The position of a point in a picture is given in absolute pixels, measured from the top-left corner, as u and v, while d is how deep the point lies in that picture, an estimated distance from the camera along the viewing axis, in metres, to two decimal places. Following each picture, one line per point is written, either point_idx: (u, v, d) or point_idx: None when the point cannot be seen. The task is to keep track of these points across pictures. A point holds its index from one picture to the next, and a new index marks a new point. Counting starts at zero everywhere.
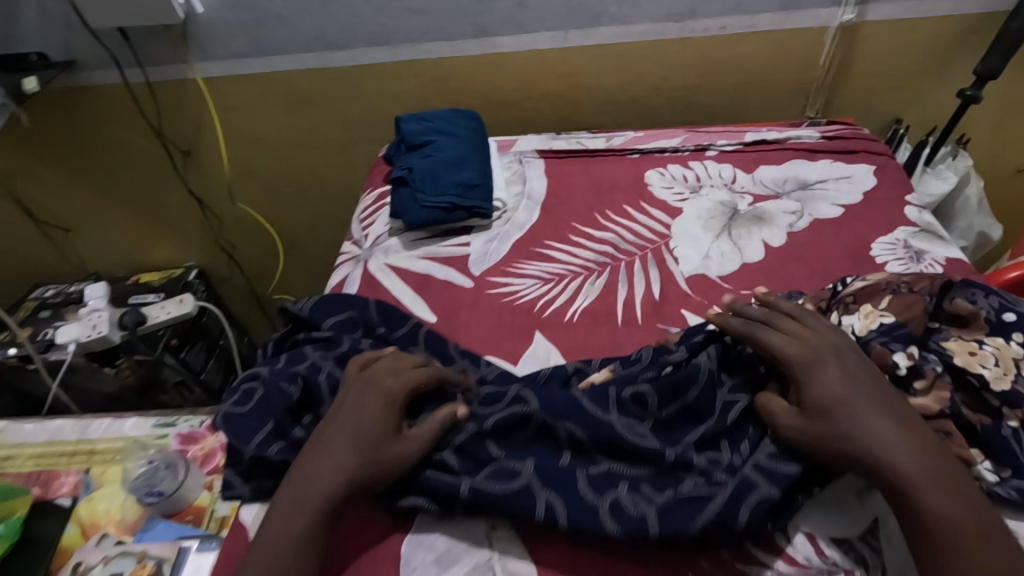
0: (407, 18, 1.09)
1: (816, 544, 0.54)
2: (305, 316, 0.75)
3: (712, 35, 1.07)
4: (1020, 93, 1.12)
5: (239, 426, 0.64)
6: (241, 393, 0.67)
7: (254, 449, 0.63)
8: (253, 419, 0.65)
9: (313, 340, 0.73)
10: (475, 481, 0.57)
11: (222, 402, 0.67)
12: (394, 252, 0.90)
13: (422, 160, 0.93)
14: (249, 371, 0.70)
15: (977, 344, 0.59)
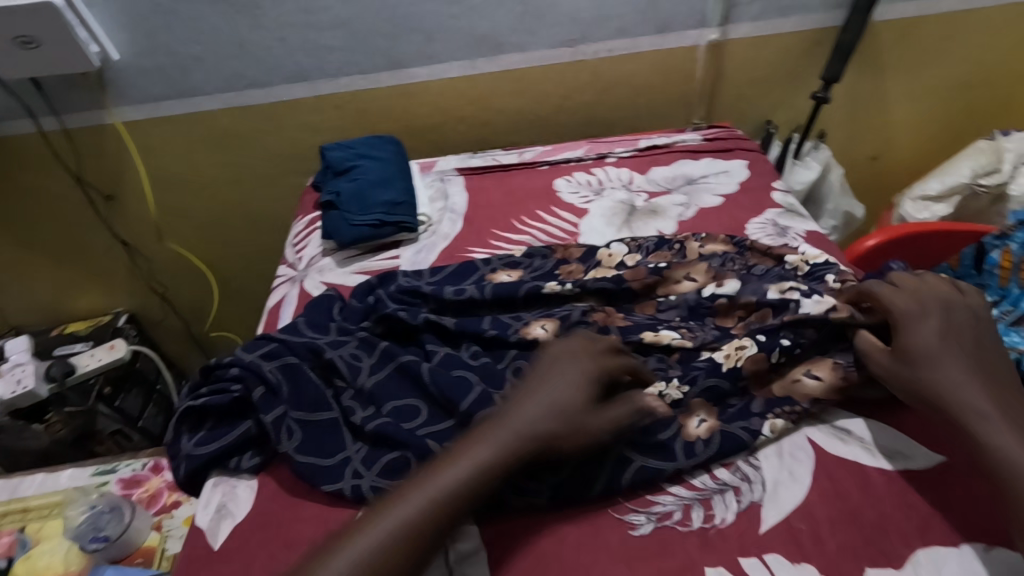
0: (323, 56, 1.16)
1: (734, 488, 0.64)
2: (217, 386, 0.70)
3: (602, 57, 1.21)
4: (861, 92, 1.33)
5: (199, 473, 0.68)
6: (179, 440, 0.70)
7: (213, 489, 0.67)
8: (224, 429, 0.69)
9: (223, 402, 0.69)
10: (372, 479, 0.65)
11: (175, 452, 0.70)
12: (329, 271, 0.96)
13: (348, 184, 1.00)
14: (182, 425, 0.70)
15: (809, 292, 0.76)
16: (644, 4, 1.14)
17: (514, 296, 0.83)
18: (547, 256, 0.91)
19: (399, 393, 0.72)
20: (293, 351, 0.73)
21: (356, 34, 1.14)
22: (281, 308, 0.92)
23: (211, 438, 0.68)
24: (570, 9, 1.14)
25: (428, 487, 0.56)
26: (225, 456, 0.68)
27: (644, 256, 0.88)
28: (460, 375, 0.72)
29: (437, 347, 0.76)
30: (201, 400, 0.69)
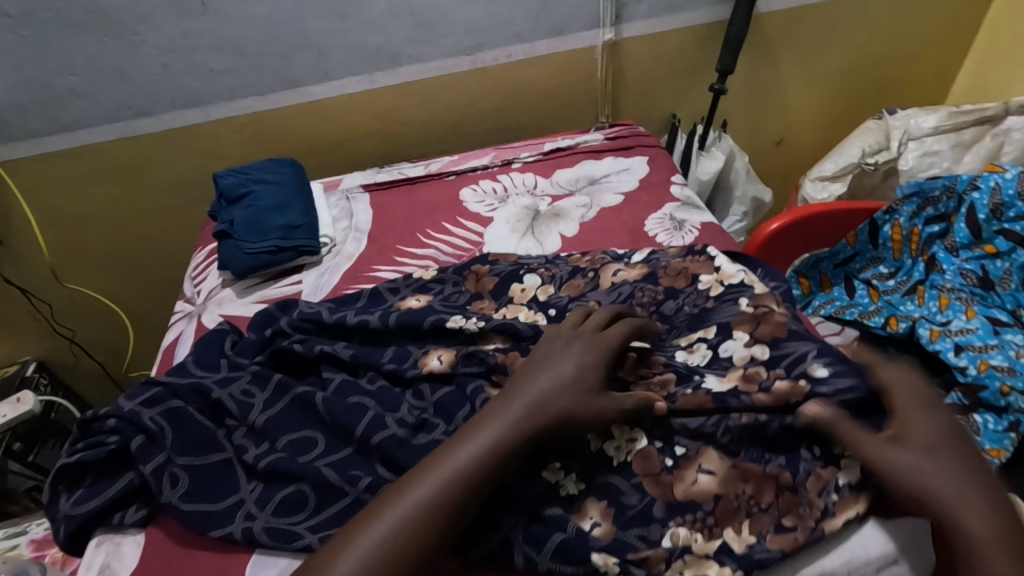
0: (212, 80, 1.12)
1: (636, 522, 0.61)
2: (91, 443, 0.66)
3: (501, 63, 1.21)
4: (757, 80, 1.37)
5: (79, 534, 0.65)
6: (55, 501, 0.66)
7: (96, 545, 0.64)
8: (101, 486, 0.65)
9: (97, 458, 0.65)
10: (265, 519, 0.63)
11: (52, 514, 0.66)
12: (228, 303, 0.93)
13: (242, 211, 0.97)
14: (56, 486, 0.66)
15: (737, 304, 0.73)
16: (536, 9, 1.15)
17: (417, 327, 0.78)
18: (458, 283, 0.88)
19: (296, 425, 0.70)
20: (175, 395, 0.70)
21: (245, 55, 1.10)
22: (177, 345, 0.88)
23: (87, 497, 0.65)
24: (462, 17, 1.13)
25: (427, 479, 0.56)
26: (106, 513, 0.64)
27: (557, 289, 0.83)
28: (356, 402, 0.70)
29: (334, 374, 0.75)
30: (75, 457, 0.65)
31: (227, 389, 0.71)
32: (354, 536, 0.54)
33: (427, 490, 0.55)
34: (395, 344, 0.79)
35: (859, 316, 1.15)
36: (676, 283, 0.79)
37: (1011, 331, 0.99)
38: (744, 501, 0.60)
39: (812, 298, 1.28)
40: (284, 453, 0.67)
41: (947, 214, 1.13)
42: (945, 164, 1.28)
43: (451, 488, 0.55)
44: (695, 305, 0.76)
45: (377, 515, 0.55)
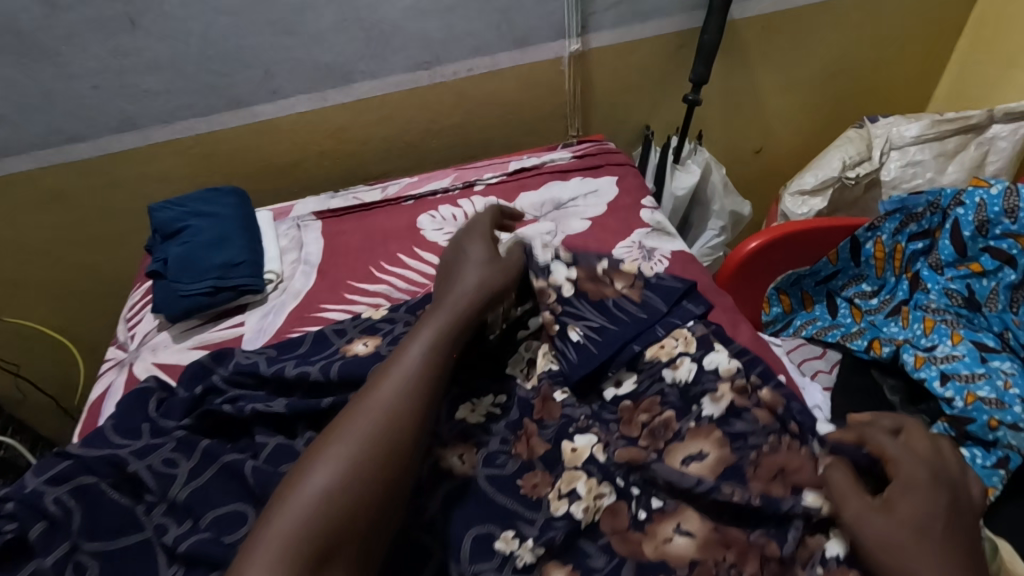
0: (149, 101, 1.04)
1: None
2: None
3: (462, 77, 1.14)
4: (733, 88, 1.31)
5: None
6: None
7: None
8: None
9: None
10: None
11: None
12: (162, 350, 0.85)
13: (177, 247, 0.89)
14: None
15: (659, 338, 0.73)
16: (496, 19, 1.08)
17: (359, 380, 0.71)
18: (409, 323, 0.81)
19: (223, 499, 0.63)
20: (87, 470, 0.63)
21: (183, 74, 1.02)
22: (104, 400, 0.80)
23: None
24: (418, 30, 1.06)
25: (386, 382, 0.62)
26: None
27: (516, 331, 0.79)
28: (289, 471, 0.64)
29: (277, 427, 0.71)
30: None
31: (148, 460, 0.65)
32: (334, 438, 0.58)
33: (394, 388, 0.61)
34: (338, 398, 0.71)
35: (841, 338, 1.10)
36: (660, 355, 0.71)
37: (998, 357, 0.94)
38: (724, 568, 0.57)
39: (793, 317, 1.22)
40: (208, 533, 0.60)
41: (931, 231, 1.08)
42: (928, 175, 1.22)
43: (410, 387, 0.62)
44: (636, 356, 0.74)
45: (350, 420, 0.59)
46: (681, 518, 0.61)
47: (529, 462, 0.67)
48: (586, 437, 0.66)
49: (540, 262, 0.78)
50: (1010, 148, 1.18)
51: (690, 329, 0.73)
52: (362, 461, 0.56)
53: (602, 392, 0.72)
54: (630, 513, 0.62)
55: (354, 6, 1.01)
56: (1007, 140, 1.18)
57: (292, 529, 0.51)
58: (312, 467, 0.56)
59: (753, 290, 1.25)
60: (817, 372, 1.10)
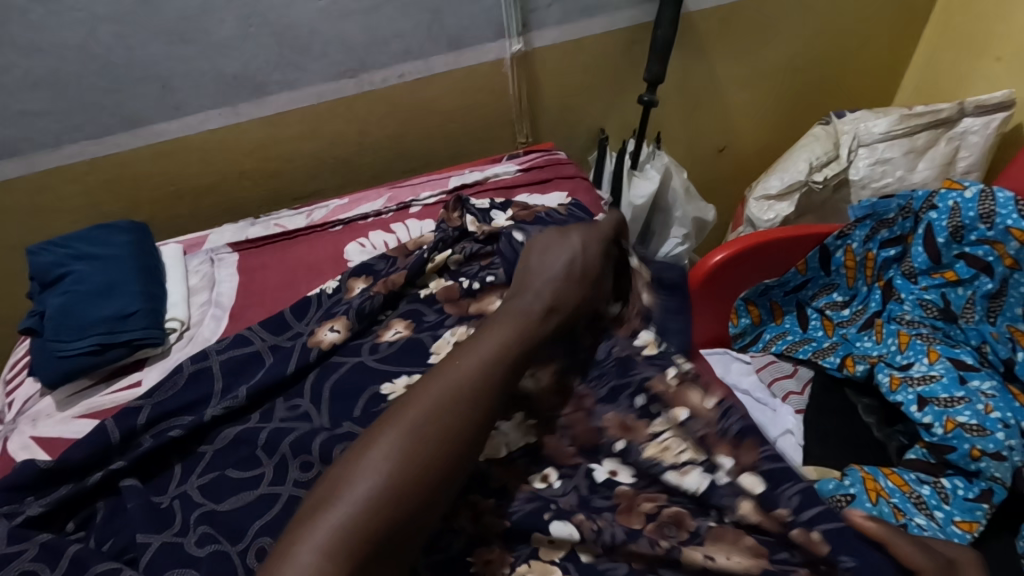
0: (30, 124, 0.91)
1: None
2: None
3: (393, 84, 1.03)
4: (692, 85, 1.22)
5: None
6: None
7: None
8: None
9: None
10: None
11: None
12: (42, 420, 0.74)
13: (57, 298, 0.78)
14: None
15: (656, 435, 0.64)
16: (425, 19, 0.97)
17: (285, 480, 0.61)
18: (320, 389, 0.70)
19: None
20: None
21: (65, 92, 0.89)
22: None
23: None
24: (336, 35, 0.95)
25: (465, 363, 0.57)
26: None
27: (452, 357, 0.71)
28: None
29: (170, 495, 0.62)
30: None
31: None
32: (388, 434, 0.52)
33: (471, 375, 0.57)
34: (284, 499, 0.60)
35: (812, 354, 1.03)
36: (662, 458, 0.63)
37: (977, 377, 0.88)
38: None
39: (762, 329, 1.14)
40: None
41: (903, 236, 1.01)
42: (898, 174, 1.15)
43: (475, 386, 0.56)
44: (622, 419, 0.66)
45: (409, 412, 0.54)
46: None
47: (488, 538, 0.60)
48: (566, 529, 0.58)
49: (478, 206, 0.87)
50: (982, 142, 1.12)
51: (695, 427, 0.63)
52: (416, 459, 0.51)
53: (594, 473, 0.64)
54: None
55: (258, 9, 0.89)
56: (979, 134, 1.11)
57: (339, 525, 0.46)
58: (410, 406, 0.54)
59: (719, 303, 1.14)
60: (788, 392, 1.00)
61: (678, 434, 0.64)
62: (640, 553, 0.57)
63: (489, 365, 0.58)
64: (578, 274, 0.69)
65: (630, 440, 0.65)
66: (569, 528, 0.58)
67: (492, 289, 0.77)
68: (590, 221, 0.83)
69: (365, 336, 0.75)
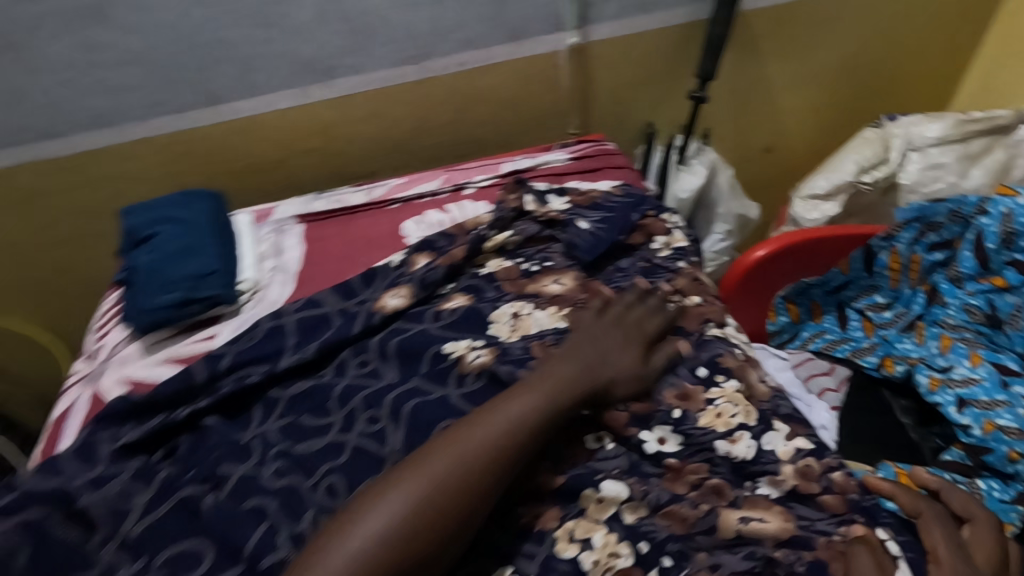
0: (123, 96, 0.99)
1: None
2: None
3: (453, 72, 1.08)
4: (743, 84, 1.24)
5: None
6: None
7: None
8: None
9: None
10: None
11: None
12: (131, 362, 0.81)
13: (146, 256, 0.85)
14: None
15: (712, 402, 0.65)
16: (487, 10, 1.02)
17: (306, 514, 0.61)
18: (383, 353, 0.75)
19: (176, 536, 0.60)
20: (34, 495, 0.60)
21: (156, 68, 0.97)
22: (68, 419, 0.77)
23: None
24: (404, 22, 1.00)
25: (488, 428, 0.58)
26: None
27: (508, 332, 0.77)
28: (254, 508, 0.62)
29: (251, 433, 0.69)
30: None
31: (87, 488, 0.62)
32: (394, 490, 0.54)
33: (489, 445, 0.57)
34: (349, 448, 0.67)
35: (851, 354, 1.03)
36: (718, 424, 0.63)
37: (1020, 382, 0.88)
38: None
39: (800, 327, 1.14)
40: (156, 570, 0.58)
41: (952, 241, 1.01)
42: (950, 179, 1.15)
43: (467, 469, 0.55)
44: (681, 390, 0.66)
45: (409, 476, 0.55)
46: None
47: (538, 493, 0.60)
48: (614, 488, 0.60)
49: (537, 190, 0.92)
50: None
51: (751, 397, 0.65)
52: (419, 517, 0.53)
53: (644, 445, 0.63)
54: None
55: None
56: None
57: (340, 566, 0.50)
58: (426, 464, 0.56)
59: (755, 295, 1.19)
60: (823, 390, 1.00)
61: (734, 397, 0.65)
62: (682, 516, 0.58)
63: (508, 435, 0.58)
64: (626, 354, 0.65)
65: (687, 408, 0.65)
66: (617, 487, 0.60)
67: (548, 272, 0.83)
68: (642, 207, 0.88)
69: (427, 303, 0.81)
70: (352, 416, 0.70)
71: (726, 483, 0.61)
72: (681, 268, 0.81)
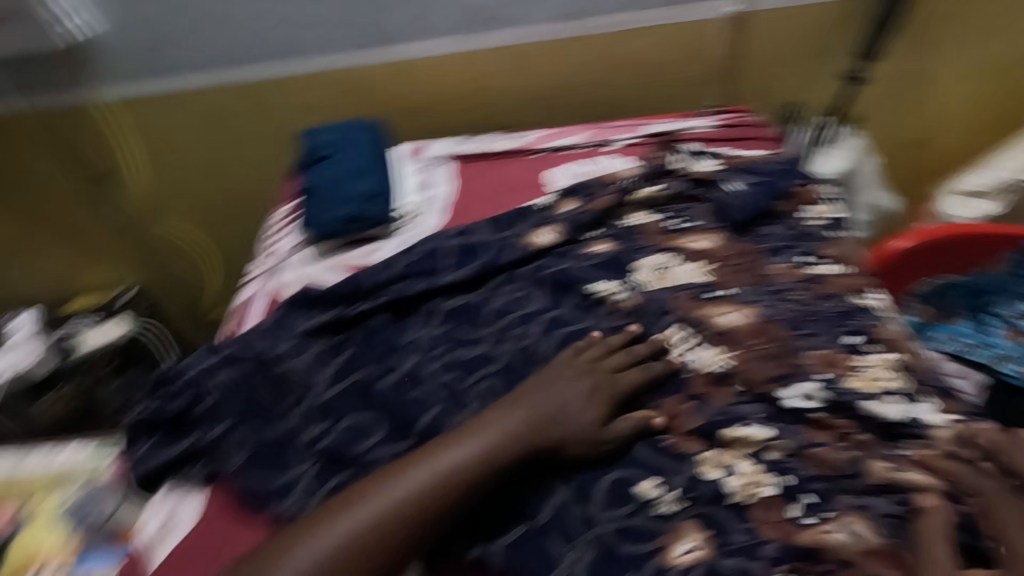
0: (311, 31, 1.11)
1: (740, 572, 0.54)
2: (180, 404, 0.69)
3: (608, 33, 1.11)
4: (901, 70, 1.19)
5: (167, 467, 0.68)
6: (135, 446, 0.71)
7: (166, 495, 0.68)
8: (179, 443, 0.69)
9: (177, 413, 0.69)
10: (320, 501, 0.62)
11: (139, 451, 0.70)
12: (304, 266, 0.92)
13: (325, 173, 0.96)
14: (138, 418, 0.71)
15: (861, 367, 0.65)
16: None
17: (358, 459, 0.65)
18: (533, 286, 0.80)
19: (354, 408, 0.69)
20: (248, 356, 0.72)
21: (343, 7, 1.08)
22: (253, 306, 0.88)
23: (160, 447, 0.70)
24: None
25: (463, 447, 0.58)
26: (175, 468, 0.69)
27: (650, 278, 0.78)
28: (417, 395, 0.69)
29: (413, 335, 0.77)
30: (152, 408, 0.70)
31: (283, 359, 0.73)
32: (375, 496, 0.55)
33: (461, 464, 0.57)
34: (501, 361, 0.72)
35: (990, 359, 0.93)
36: (867, 386, 0.64)
37: None
38: None
39: (931, 330, 1.09)
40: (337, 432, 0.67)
41: None
42: None
43: (437, 485, 0.56)
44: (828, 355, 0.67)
45: (389, 483, 0.56)
46: (850, 518, 0.55)
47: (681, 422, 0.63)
48: (755, 427, 0.62)
49: (686, 151, 0.95)
50: None
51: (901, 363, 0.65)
52: (392, 527, 0.54)
53: (782, 398, 0.64)
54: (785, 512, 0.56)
55: None
56: None
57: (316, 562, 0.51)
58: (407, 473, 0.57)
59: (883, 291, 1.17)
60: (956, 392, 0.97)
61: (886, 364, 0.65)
62: (827, 459, 0.59)
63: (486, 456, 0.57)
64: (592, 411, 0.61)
65: (834, 373, 0.65)
66: (761, 427, 0.62)
67: (692, 232, 0.84)
68: (794, 177, 0.88)
69: (573, 244, 0.85)
70: (502, 333, 0.75)
71: (872, 441, 0.60)
72: (830, 239, 0.82)
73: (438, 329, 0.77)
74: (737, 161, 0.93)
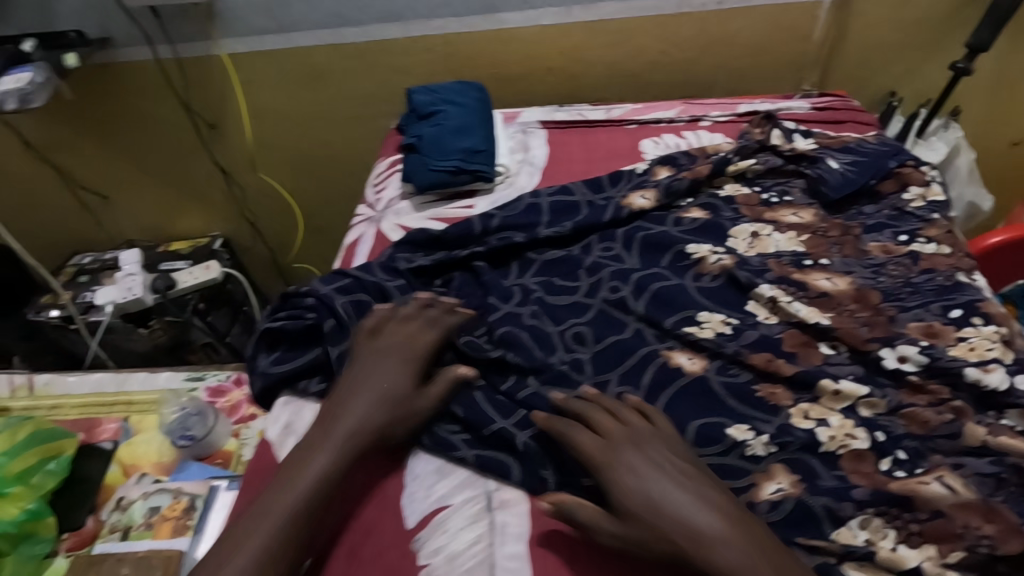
0: None
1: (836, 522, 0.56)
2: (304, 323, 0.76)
3: (709, 10, 1.12)
4: (1009, 64, 1.16)
5: (288, 377, 0.74)
6: (257, 358, 0.77)
7: (283, 404, 0.74)
8: (300, 356, 0.75)
9: (300, 330, 0.76)
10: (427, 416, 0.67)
11: (261, 362, 0.76)
12: (405, 214, 0.98)
13: (430, 129, 1.01)
14: (262, 332, 0.77)
15: (963, 338, 0.66)
16: None
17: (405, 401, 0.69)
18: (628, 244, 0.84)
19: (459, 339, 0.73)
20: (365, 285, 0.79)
21: None
22: (358, 247, 0.94)
23: (282, 359, 0.76)
24: None
25: (342, 425, 0.63)
26: (292, 381, 0.74)
27: (746, 245, 0.81)
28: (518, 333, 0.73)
29: (512, 281, 0.81)
30: (278, 323, 0.76)
31: (392, 292, 0.78)
32: (279, 486, 0.59)
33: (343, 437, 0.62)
34: (595, 308, 0.75)
35: None
36: (969, 355, 0.64)
37: None
38: (971, 533, 0.53)
39: None
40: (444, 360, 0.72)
41: None
42: None
43: (327, 464, 0.60)
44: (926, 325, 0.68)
45: (292, 470, 0.60)
46: (941, 472, 0.57)
47: (776, 376, 0.65)
48: (853, 384, 0.63)
49: (785, 126, 0.95)
50: None
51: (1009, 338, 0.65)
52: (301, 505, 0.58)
53: (882, 360, 0.65)
54: (876, 463, 0.59)
55: None
56: None
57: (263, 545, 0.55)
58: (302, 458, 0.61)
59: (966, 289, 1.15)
60: None
61: (993, 337, 0.65)
62: (924, 419, 0.61)
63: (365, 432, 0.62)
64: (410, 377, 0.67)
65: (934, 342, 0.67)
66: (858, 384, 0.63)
67: (788, 206, 0.86)
68: (897, 158, 0.88)
69: (667, 210, 0.88)
70: (599, 282, 0.78)
71: (970, 407, 0.61)
72: (933, 220, 0.81)
73: (535, 278, 0.82)
74: (836, 141, 0.93)
